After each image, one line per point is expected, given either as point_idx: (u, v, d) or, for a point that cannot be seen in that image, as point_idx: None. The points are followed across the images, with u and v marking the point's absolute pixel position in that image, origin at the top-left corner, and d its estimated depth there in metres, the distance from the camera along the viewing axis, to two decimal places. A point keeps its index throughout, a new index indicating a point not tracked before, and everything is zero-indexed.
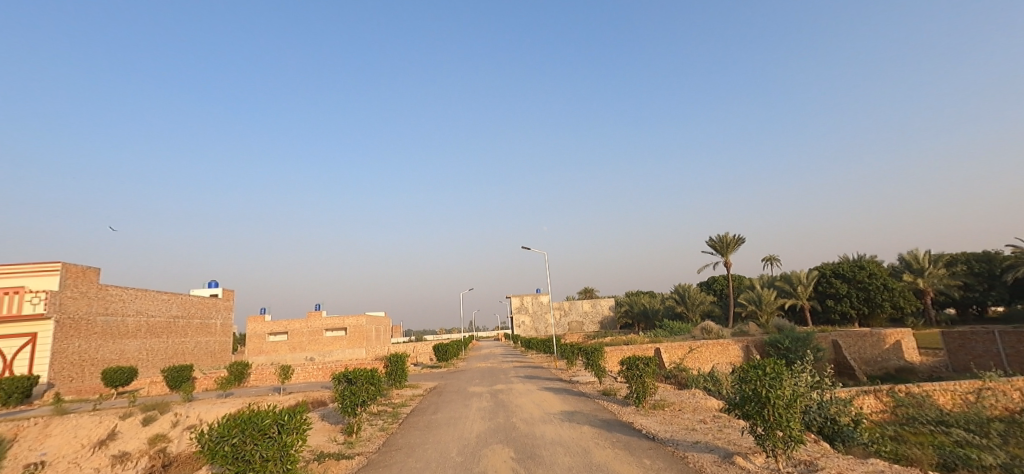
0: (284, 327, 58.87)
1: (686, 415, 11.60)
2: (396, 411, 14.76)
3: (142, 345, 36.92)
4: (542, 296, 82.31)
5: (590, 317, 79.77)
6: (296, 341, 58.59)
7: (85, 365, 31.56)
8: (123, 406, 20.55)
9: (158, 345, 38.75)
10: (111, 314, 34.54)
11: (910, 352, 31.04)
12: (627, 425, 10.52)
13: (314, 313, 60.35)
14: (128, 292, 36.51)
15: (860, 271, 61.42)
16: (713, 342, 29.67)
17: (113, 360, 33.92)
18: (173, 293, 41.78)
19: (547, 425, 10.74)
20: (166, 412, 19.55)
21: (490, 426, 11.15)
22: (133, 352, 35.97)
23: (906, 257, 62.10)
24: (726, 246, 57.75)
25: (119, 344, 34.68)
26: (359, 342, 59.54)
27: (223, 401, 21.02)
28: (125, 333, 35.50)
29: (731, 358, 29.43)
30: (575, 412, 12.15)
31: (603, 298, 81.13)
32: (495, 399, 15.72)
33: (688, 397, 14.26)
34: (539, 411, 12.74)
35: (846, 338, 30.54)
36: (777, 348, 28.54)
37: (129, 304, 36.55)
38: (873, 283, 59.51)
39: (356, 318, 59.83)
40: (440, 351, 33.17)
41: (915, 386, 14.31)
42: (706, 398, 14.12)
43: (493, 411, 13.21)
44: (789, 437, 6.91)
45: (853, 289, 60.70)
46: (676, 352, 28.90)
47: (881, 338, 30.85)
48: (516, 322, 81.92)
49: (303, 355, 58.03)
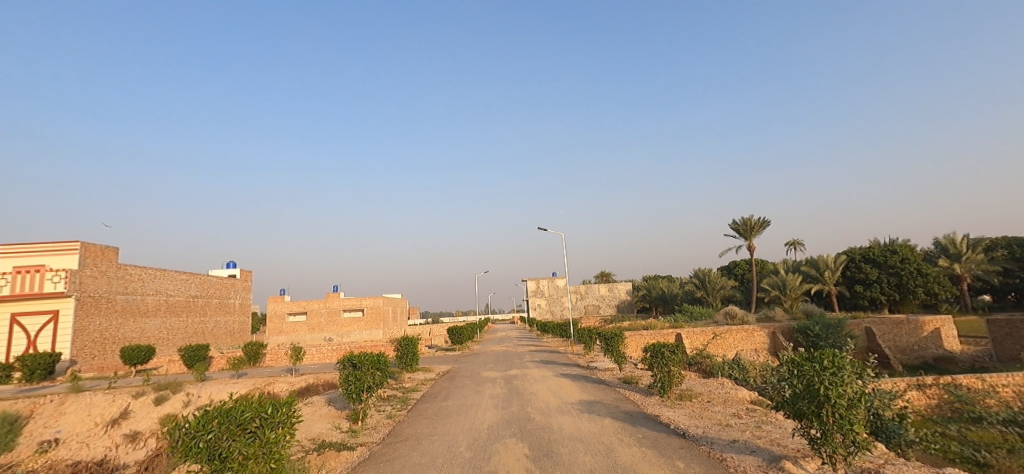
0: (303, 307, 59.24)
1: (715, 408, 10.70)
2: (405, 397, 14.09)
3: (161, 323, 37.25)
4: (559, 280, 81.48)
5: (607, 301, 78.75)
6: (314, 322, 58.95)
7: (106, 342, 31.85)
8: (136, 385, 20.38)
9: (178, 324, 39.07)
10: (131, 293, 34.77)
11: (950, 341, 29.37)
12: (654, 418, 9.64)
13: (332, 294, 60.57)
14: (147, 271, 36.74)
15: (892, 256, 58.91)
16: (738, 328, 28.45)
17: (134, 338, 34.25)
18: (192, 273, 42.02)
19: (565, 416, 9.90)
20: (178, 392, 19.28)
21: (503, 416, 10.38)
22: (153, 331, 36.30)
23: (941, 242, 59.47)
24: (750, 229, 55.85)
25: (139, 323, 34.97)
26: (376, 323, 59.74)
27: (235, 381, 20.73)
28: (145, 311, 35.79)
29: (756, 344, 28.22)
30: (595, 402, 11.33)
31: (621, 283, 79.88)
32: (509, 386, 14.95)
33: (715, 387, 13.34)
34: (556, 400, 11.94)
35: (881, 325, 29.09)
36: (806, 335, 27.29)
37: (148, 283, 36.80)
38: (906, 269, 57.08)
39: (373, 299, 59.96)
40: (455, 334, 32.61)
41: (979, 383, 13.02)
42: (737, 389, 13.14)
43: (507, 400, 12.46)
44: (851, 443, 5.96)
45: (883, 275, 58.33)
46: (698, 338, 27.82)
47: (918, 325, 29.25)
48: (532, 305, 81.33)
49: (322, 336, 58.46)
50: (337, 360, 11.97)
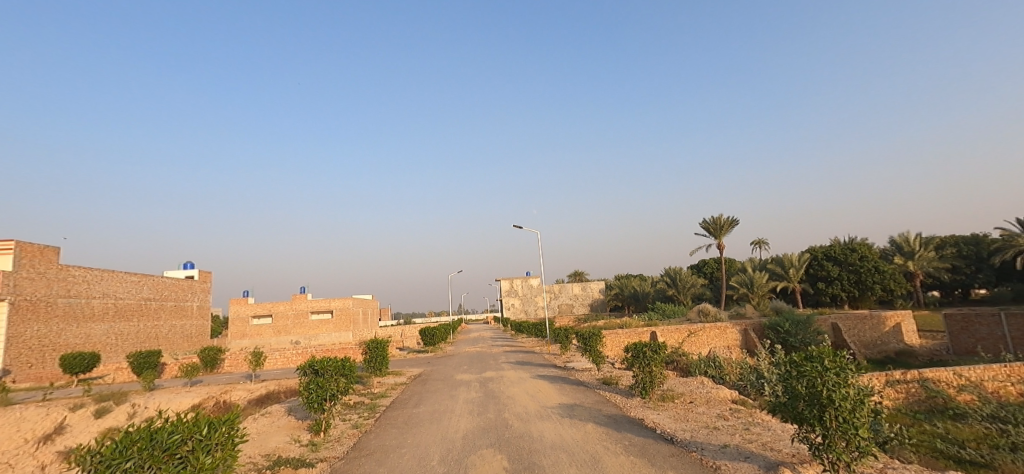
0: (268, 310, 56.94)
1: (699, 409, 10.27)
2: (373, 404, 13.20)
3: (110, 329, 34.96)
4: (532, 279, 81.21)
5: (580, 300, 78.87)
6: (280, 325, 56.72)
7: (46, 349, 29.55)
8: (75, 396, 18.76)
9: (128, 329, 36.78)
10: (74, 296, 32.45)
11: (910, 335, 30.18)
12: (638, 422, 9.09)
13: (299, 296, 58.47)
14: (93, 273, 34.40)
15: (852, 253, 60.86)
16: (711, 325, 28.54)
17: (78, 345, 31.96)
18: (144, 275, 39.65)
19: (545, 423, 9.25)
20: (123, 403, 17.81)
21: (479, 424, 9.65)
22: (100, 336, 34.00)
23: (896, 240, 61.87)
24: (719, 227, 56.76)
25: (84, 328, 32.68)
26: (345, 325, 57.98)
27: (187, 390, 19.33)
28: (91, 316, 33.49)
29: (729, 341, 28.36)
30: (575, 405, 10.76)
31: (593, 281, 80.17)
32: (484, 389, 14.24)
33: (697, 387, 12.99)
34: (534, 404, 11.30)
35: (846, 320, 29.63)
36: (776, 332, 27.54)
37: (94, 285, 34.47)
38: (865, 266, 59.08)
39: (342, 300, 58.23)
40: (427, 335, 31.66)
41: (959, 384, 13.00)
42: (718, 388, 12.82)
43: (483, 404, 11.75)
44: (855, 448, 5.43)
45: (844, 272, 60.24)
46: (672, 337, 27.78)
47: (881, 320, 29.94)
48: (505, 304, 80.74)
49: (289, 339, 56.34)
50: (297, 366, 11.00)
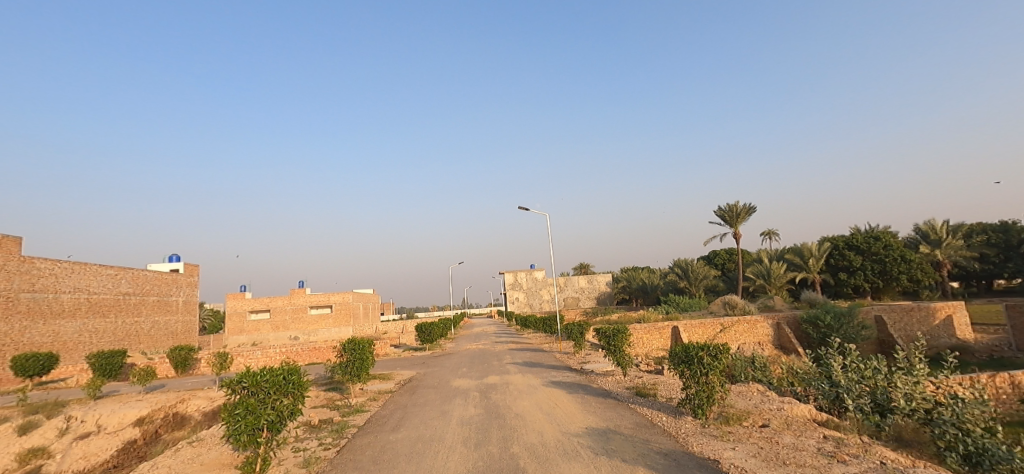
0: (265, 305, 54.29)
1: (787, 440, 7.35)
2: (343, 423, 10.32)
3: (82, 325, 32.31)
4: (537, 272, 78.22)
5: (586, 293, 75.87)
6: (278, 320, 53.97)
7: (7, 349, 26.88)
8: (7, 407, 15.88)
9: (104, 326, 34.15)
10: (40, 291, 29.79)
11: (963, 329, 27.00)
12: (714, 469, 6.08)
13: (297, 290, 55.73)
14: (61, 266, 31.69)
15: (875, 242, 57.39)
16: (740, 319, 25.62)
17: (44, 343, 29.32)
18: (122, 267, 36.90)
19: (573, 468, 6.27)
20: (57, 416, 14.85)
21: (475, 467, 6.67)
22: (71, 334, 31.38)
23: (921, 228, 58.40)
24: (735, 215, 53.57)
25: (51, 325, 30.02)
26: (345, 320, 55.24)
27: (139, 398, 16.45)
28: (60, 312, 30.82)
29: (760, 337, 25.49)
30: (610, 433, 7.85)
31: (600, 274, 77.17)
32: (486, 401, 11.32)
33: (763, 400, 10.05)
34: (552, 429, 8.39)
35: (891, 312, 26.53)
36: (816, 327, 24.64)
37: (64, 279, 31.76)
38: (890, 255, 55.59)
39: (341, 294, 55.48)
40: (424, 331, 28.70)
41: None
42: (789, 402, 9.89)
43: (483, 429, 8.76)
44: None
45: (867, 262, 56.63)
46: (696, 332, 24.90)
47: (930, 312, 26.84)
48: (508, 298, 77.84)
49: (287, 335, 53.63)
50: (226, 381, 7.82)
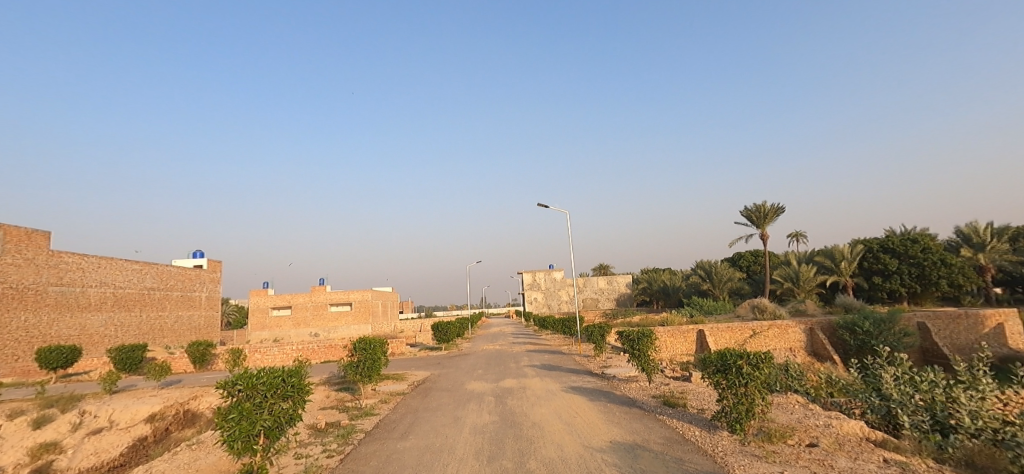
0: (287, 301, 54.73)
1: (842, 464, 6.47)
2: (351, 428, 9.74)
3: (108, 319, 32.77)
4: (557, 272, 77.35)
5: (606, 294, 74.69)
6: (299, 317, 54.35)
7: (34, 341, 27.33)
8: (24, 400, 15.84)
9: (129, 320, 34.60)
10: (67, 284, 30.25)
11: (1014, 338, 25.25)
12: None
13: (318, 287, 56.02)
14: (88, 260, 32.18)
15: (913, 245, 54.87)
16: (770, 324, 24.43)
17: (71, 336, 29.77)
18: (147, 263, 37.38)
19: None
20: (71, 410, 14.73)
21: None
22: (97, 327, 31.83)
23: (963, 230, 55.75)
24: (763, 216, 51.80)
25: (78, 318, 30.48)
26: (364, 317, 55.30)
27: (153, 393, 16.28)
28: (86, 305, 31.30)
29: (791, 343, 24.26)
30: (638, 449, 7.10)
31: (620, 275, 75.88)
32: (502, 407, 10.63)
33: (806, 414, 9.12)
34: (574, 442, 7.66)
35: (936, 320, 24.95)
36: (853, 333, 23.27)
37: (90, 273, 32.22)
38: (929, 259, 53.05)
39: (362, 292, 55.55)
40: (441, 330, 28.19)
41: None
42: (837, 417, 8.96)
43: (497, 440, 8.09)
44: None
45: (904, 265, 54.14)
46: (724, 337, 23.82)
47: (978, 320, 25.17)
48: (528, 298, 77.14)
49: (307, 332, 53.94)
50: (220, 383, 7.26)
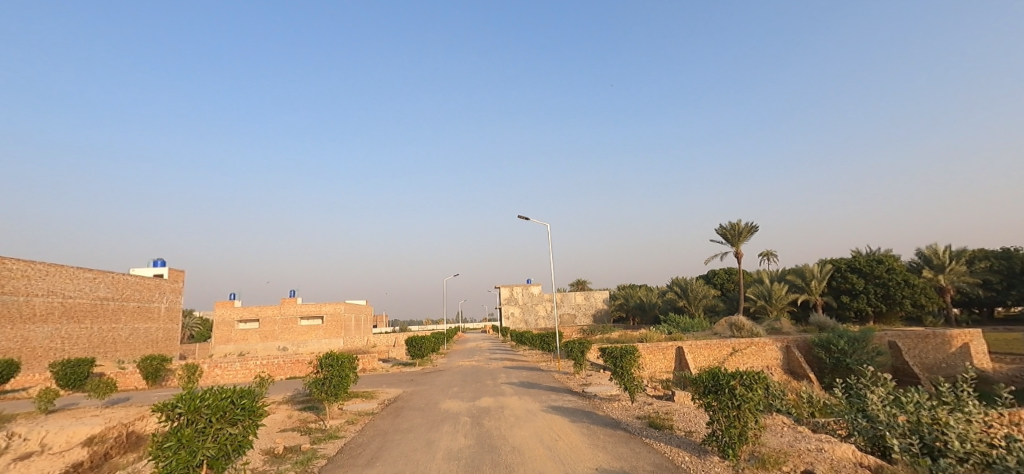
0: (254, 314, 52.61)
1: None
2: (312, 453, 8.86)
3: (55, 331, 30.67)
4: (534, 287, 76.80)
5: (582, 310, 74.39)
6: (267, 330, 52.25)
7: None
8: None
9: (79, 332, 32.47)
10: (10, 293, 28.22)
11: (980, 358, 25.73)
12: None
13: (288, 300, 54.10)
14: (35, 267, 30.17)
15: (879, 266, 56.36)
16: (748, 342, 24.32)
17: (12, 349, 27.68)
18: (101, 271, 35.31)
19: None
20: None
21: None
22: (42, 340, 29.71)
23: (924, 252, 57.69)
24: (738, 234, 52.53)
25: (20, 329, 28.42)
26: (335, 331, 53.52)
27: (96, 413, 14.94)
28: (31, 316, 29.21)
29: (768, 361, 24.19)
30: None
31: (597, 291, 75.80)
32: (477, 430, 9.90)
33: (797, 437, 8.71)
34: (557, 470, 7.01)
35: (906, 338, 25.28)
36: (828, 351, 23.30)
37: (38, 282, 30.20)
38: (893, 279, 54.50)
39: (333, 305, 53.84)
40: (415, 345, 27.20)
41: None
42: (829, 441, 8.54)
43: (472, 467, 7.39)
44: None
45: (870, 285, 55.46)
46: (702, 354, 23.63)
47: (946, 339, 25.59)
48: (504, 313, 76.27)
49: (275, 346, 51.86)
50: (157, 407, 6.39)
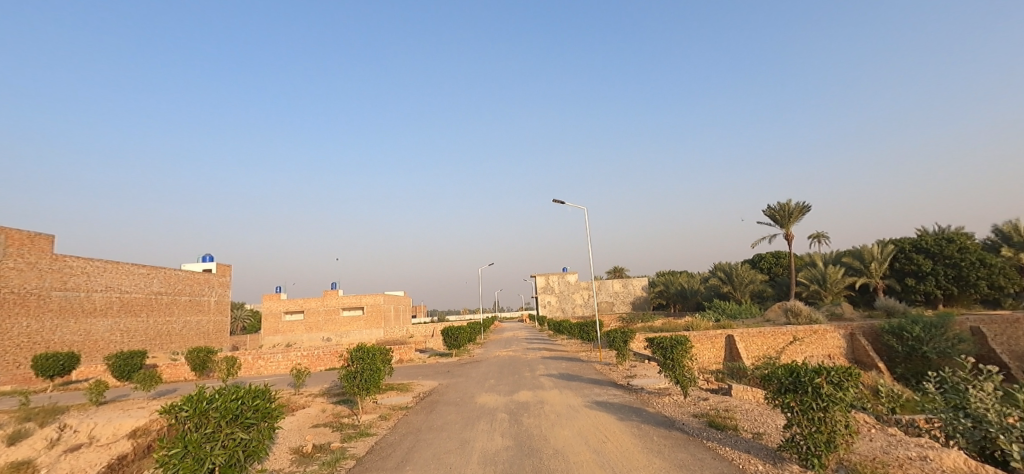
0: (299, 306, 53.90)
1: None
2: (340, 453, 8.30)
3: (114, 324, 32.08)
4: (571, 275, 75.63)
5: (622, 297, 72.76)
6: (311, 321, 53.50)
7: (36, 347, 26.59)
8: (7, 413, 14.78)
9: (135, 325, 33.85)
10: (71, 289, 29.57)
11: None
12: None
13: (331, 292, 55.13)
14: (93, 264, 31.52)
15: (948, 245, 52.08)
16: (806, 329, 22.61)
17: (74, 343, 29.05)
18: (153, 266, 36.65)
19: None
20: (51, 425, 13.59)
21: None
22: (101, 333, 31.08)
23: (1001, 229, 52.86)
24: (788, 215, 49.56)
25: (82, 323, 29.77)
26: (377, 322, 54.24)
27: (141, 406, 15.09)
28: (91, 311, 30.56)
29: (829, 350, 22.40)
30: None
31: (636, 278, 73.86)
32: (516, 429, 9.10)
33: (892, 442, 7.60)
34: None
35: (990, 324, 22.88)
36: (900, 339, 21.31)
37: (95, 278, 31.56)
38: (966, 259, 50.14)
39: (374, 296, 54.47)
40: (451, 335, 26.75)
41: None
42: (932, 448, 7.31)
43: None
44: None
45: (939, 266, 51.33)
46: (755, 343, 22.12)
47: None
48: (542, 302, 75.55)
49: (320, 336, 53.07)
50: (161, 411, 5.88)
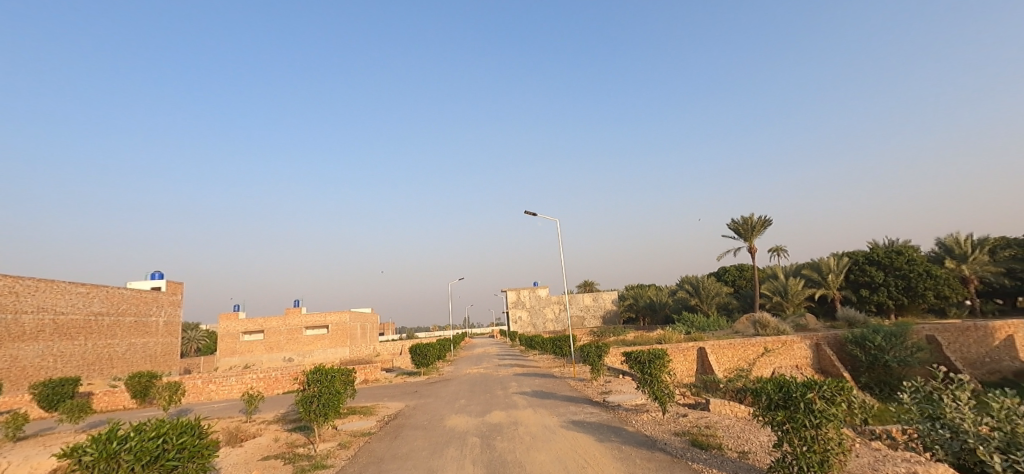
0: (258, 325, 51.35)
1: None
2: None
3: (46, 349, 29.45)
4: (541, 290, 75.26)
5: (591, 311, 72.80)
6: (271, 341, 51.01)
7: None
8: None
9: (71, 349, 31.23)
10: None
11: None
12: None
13: (293, 310, 52.81)
14: (24, 283, 28.99)
15: (898, 257, 54.49)
16: (774, 340, 22.74)
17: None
18: (94, 285, 34.08)
19: None
20: None
21: None
22: (31, 359, 28.46)
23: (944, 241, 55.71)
24: (750, 229, 50.79)
25: (9, 349, 27.20)
26: (341, 340, 52.17)
27: (68, 440, 13.51)
28: (20, 335, 27.97)
29: (797, 360, 22.55)
30: None
31: (606, 291, 74.17)
32: (488, 455, 8.36)
33: (879, 458, 7.32)
34: None
35: (944, 332, 23.60)
36: (863, 348, 21.63)
37: (26, 298, 28.99)
38: (914, 270, 52.49)
39: (338, 314, 52.45)
40: (419, 353, 25.67)
41: None
42: (920, 464, 7.05)
43: None
44: None
45: (890, 277, 53.58)
46: (726, 355, 22.09)
47: (988, 332, 23.85)
48: (511, 317, 74.77)
49: (280, 357, 50.59)
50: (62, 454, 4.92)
